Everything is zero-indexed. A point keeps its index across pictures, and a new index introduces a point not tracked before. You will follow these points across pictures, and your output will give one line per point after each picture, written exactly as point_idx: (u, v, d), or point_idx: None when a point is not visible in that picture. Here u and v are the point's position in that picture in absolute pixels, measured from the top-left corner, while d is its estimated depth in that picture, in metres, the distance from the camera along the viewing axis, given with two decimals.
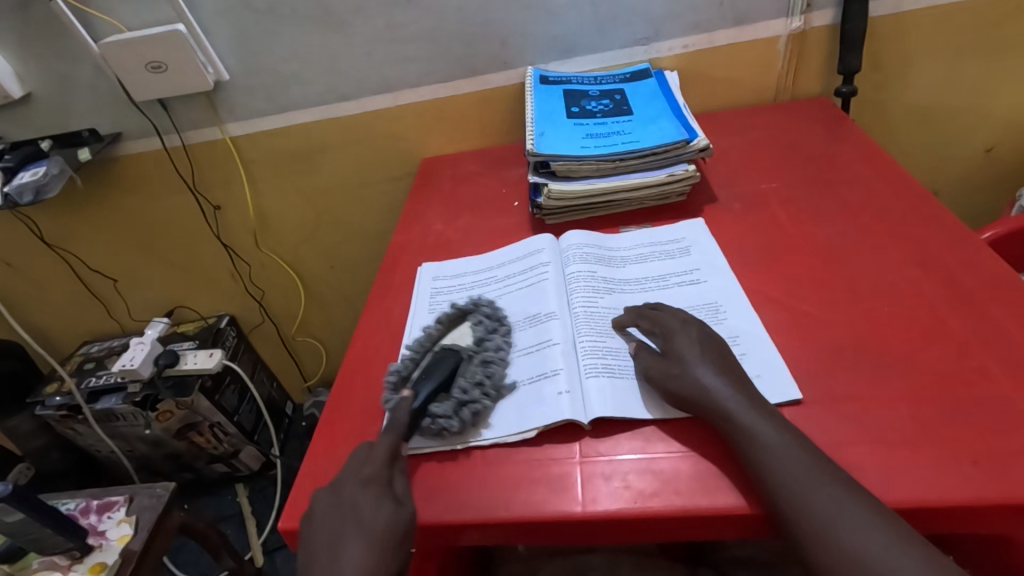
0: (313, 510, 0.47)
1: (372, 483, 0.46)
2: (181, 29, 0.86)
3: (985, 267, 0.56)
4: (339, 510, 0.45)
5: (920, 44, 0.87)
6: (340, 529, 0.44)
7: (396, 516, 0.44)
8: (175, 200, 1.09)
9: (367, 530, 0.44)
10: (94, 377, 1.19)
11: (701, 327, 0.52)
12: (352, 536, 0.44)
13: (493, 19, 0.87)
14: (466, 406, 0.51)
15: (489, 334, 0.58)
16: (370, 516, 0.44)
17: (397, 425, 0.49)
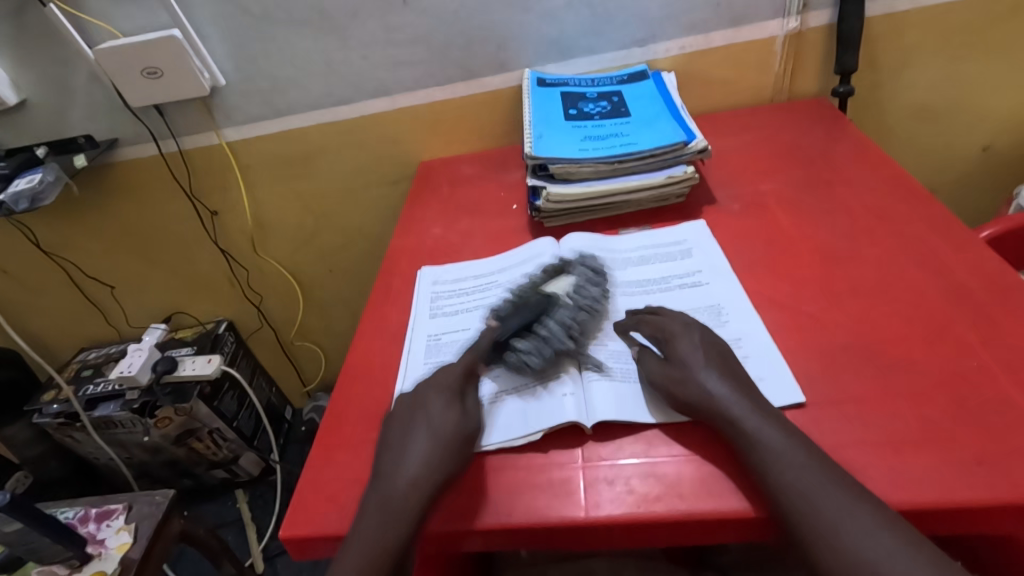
0: (400, 401, 0.52)
1: (451, 391, 0.51)
2: (176, 34, 0.85)
3: (986, 266, 0.56)
4: (417, 404, 0.50)
5: (916, 44, 0.87)
6: (410, 422, 0.49)
7: (463, 422, 0.49)
8: (172, 206, 1.09)
9: (435, 428, 0.48)
10: (91, 385, 1.18)
11: (703, 330, 0.52)
12: (420, 429, 0.48)
13: (489, 21, 0.87)
14: (548, 345, 0.55)
15: (589, 285, 0.61)
16: (437, 415, 0.49)
17: (479, 348, 0.54)
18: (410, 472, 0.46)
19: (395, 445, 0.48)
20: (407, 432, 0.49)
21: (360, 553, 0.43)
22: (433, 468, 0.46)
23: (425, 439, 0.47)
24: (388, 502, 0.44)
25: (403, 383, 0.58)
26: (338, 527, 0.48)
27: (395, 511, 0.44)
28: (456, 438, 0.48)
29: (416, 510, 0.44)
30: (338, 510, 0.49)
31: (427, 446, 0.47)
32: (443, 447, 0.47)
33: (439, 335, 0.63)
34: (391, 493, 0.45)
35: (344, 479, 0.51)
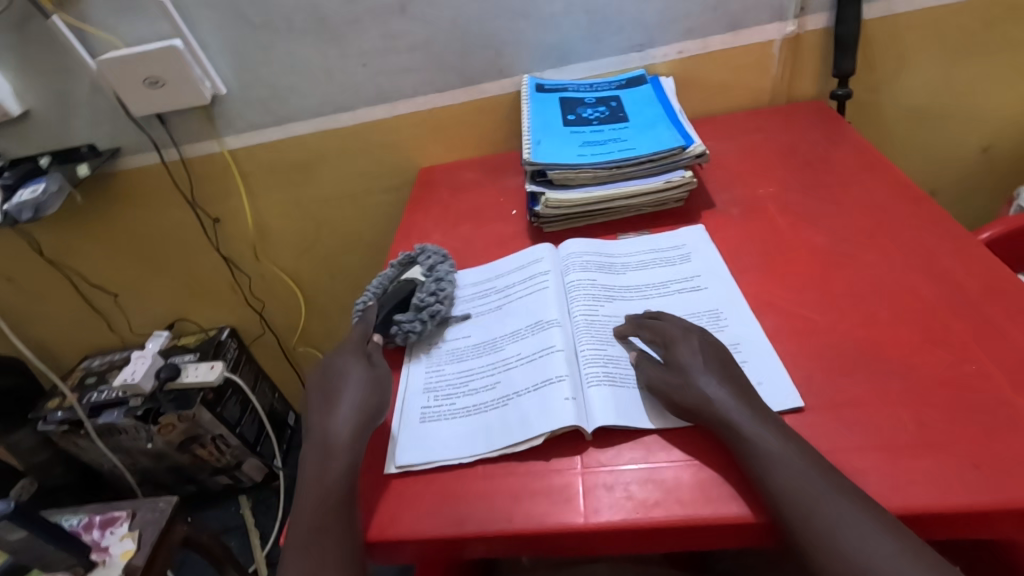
0: (319, 376, 0.58)
1: (358, 355, 0.58)
2: (177, 44, 0.86)
3: (984, 269, 0.56)
4: (331, 374, 0.57)
5: (914, 46, 0.87)
6: (333, 387, 0.56)
7: (373, 373, 0.56)
8: (174, 213, 1.10)
9: (354, 383, 0.55)
10: (95, 392, 1.19)
11: (703, 335, 0.53)
12: (343, 388, 0.55)
13: (488, 28, 0.87)
14: (423, 314, 0.63)
15: (434, 266, 0.69)
16: (352, 375, 0.56)
17: (363, 328, 0.61)
18: (346, 419, 0.52)
19: (321, 412, 0.54)
20: (327, 398, 0.55)
21: (315, 496, 0.48)
22: (364, 407, 0.53)
23: (353, 393, 0.54)
24: (325, 448, 0.51)
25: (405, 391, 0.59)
26: None
27: (330, 456, 0.50)
28: (375, 384, 0.55)
29: (350, 443, 0.51)
30: None
31: (355, 395, 0.54)
32: (363, 392, 0.54)
33: (439, 344, 0.63)
34: (331, 441, 0.51)
35: None
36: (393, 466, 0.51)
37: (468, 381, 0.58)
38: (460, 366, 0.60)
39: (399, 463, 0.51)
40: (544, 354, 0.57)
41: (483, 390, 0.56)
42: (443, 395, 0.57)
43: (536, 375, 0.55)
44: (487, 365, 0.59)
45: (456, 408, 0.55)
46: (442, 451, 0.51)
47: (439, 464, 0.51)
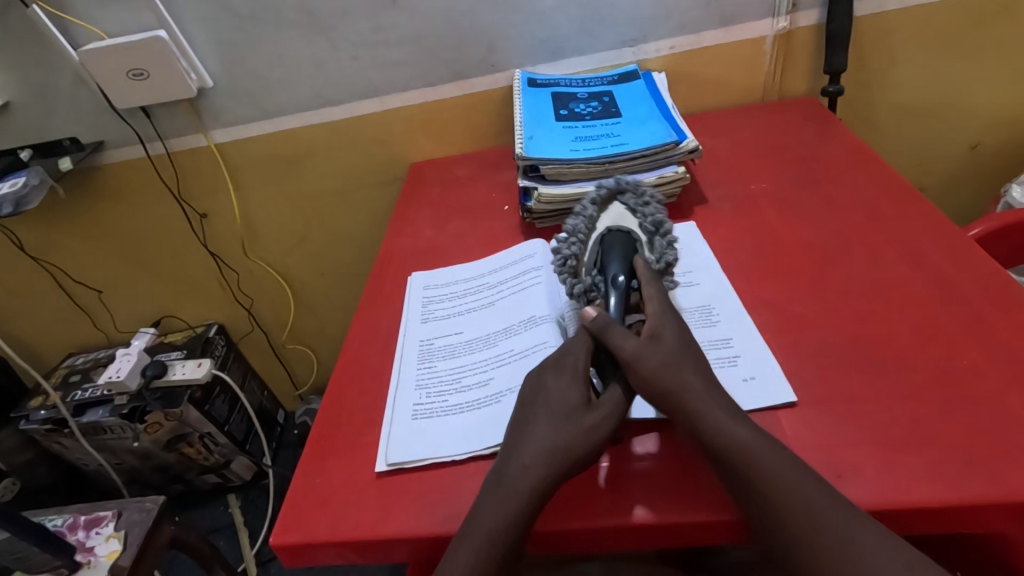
0: (526, 395, 0.49)
1: (577, 373, 0.48)
2: (162, 36, 0.84)
3: (974, 265, 0.56)
4: (540, 391, 0.48)
5: (904, 43, 0.88)
6: (534, 407, 0.47)
7: (584, 405, 0.46)
8: (160, 208, 1.08)
9: (559, 405, 0.46)
10: (80, 391, 1.17)
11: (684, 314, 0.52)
12: (542, 416, 0.46)
13: (479, 22, 0.86)
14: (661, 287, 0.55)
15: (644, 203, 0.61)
16: (564, 393, 0.47)
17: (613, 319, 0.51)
18: (533, 455, 0.44)
19: (514, 436, 0.47)
20: (526, 419, 0.47)
21: (477, 531, 0.42)
22: (570, 447, 0.44)
23: (550, 424, 0.45)
24: (505, 479, 0.44)
25: (397, 388, 0.58)
26: (329, 534, 0.47)
27: (512, 487, 0.43)
28: (596, 415, 0.45)
29: (528, 492, 0.43)
30: (330, 516, 0.48)
31: (554, 425, 0.45)
32: (574, 425, 0.45)
33: (431, 340, 0.63)
34: (506, 474, 0.44)
35: (335, 485, 0.51)
36: (386, 464, 0.51)
37: (461, 377, 0.57)
38: (453, 363, 0.59)
39: (392, 460, 0.51)
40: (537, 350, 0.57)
41: (475, 386, 0.56)
42: (435, 391, 0.57)
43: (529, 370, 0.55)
44: (480, 361, 0.58)
45: (449, 405, 0.55)
46: (435, 448, 0.51)
47: (431, 461, 0.50)
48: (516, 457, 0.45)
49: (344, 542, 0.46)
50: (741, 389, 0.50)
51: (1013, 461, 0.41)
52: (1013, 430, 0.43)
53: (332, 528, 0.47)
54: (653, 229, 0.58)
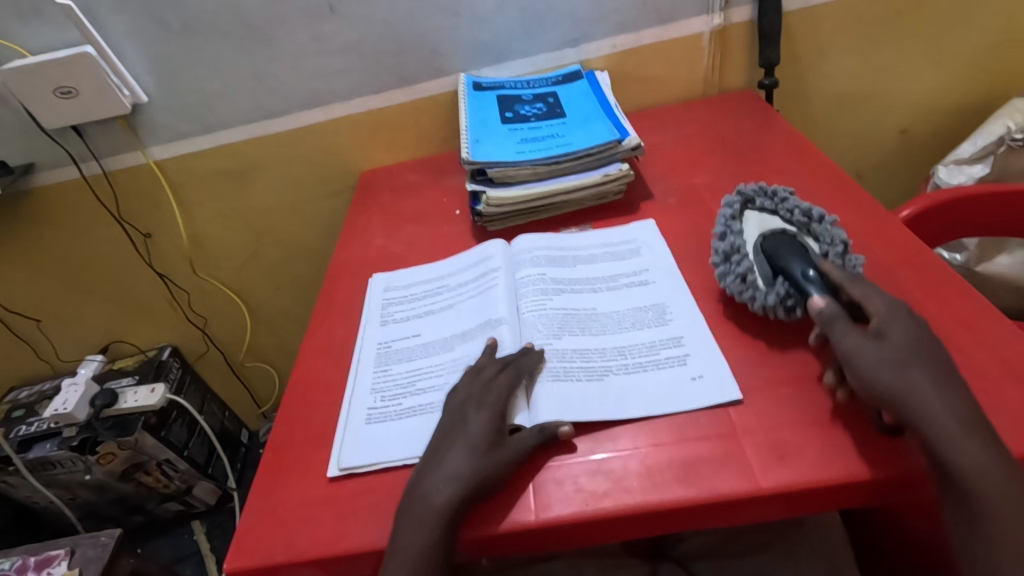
0: (442, 417, 0.51)
1: (485, 403, 0.50)
2: (89, 52, 0.81)
3: (901, 245, 0.59)
4: (454, 423, 0.49)
5: (832, 35, 0.92)
6: (447, 439, 0.49)
7: (491, 429, 0.48)
8: (100, 230, 1.04)
9: (473, 437, 0.48)
10: (24, 426, 1.12)
11: (782, 242, 0.56)
12: (456, 441, 0.48)
13: (421, 27, 0.86)
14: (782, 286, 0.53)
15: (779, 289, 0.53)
16: (478, 430, 0.48)
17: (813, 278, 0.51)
18: (442, 482, 0.46)
19: (428, 457, 0.48)
20: (439, 446, 0.48)
21: (393, 557, 0.43)
22: (482, 478, 0.45)
23: (463, 451, 0.47)
24: (419, 504, 0.45)
25: (353, 392, 0.58)
26: (285, 556, 0.46)
27: (424, 513, 0.44)
28: (506, 453, 0.47)
29: (443, 514, 0.44)
30: (286, 537, 0.47)
31: (465, 458, 0.47)
32: (481, 461, 0.46)
33: (390, 342, 0.63)
34: (420, 500, 0.45)
35: (291, 505, 0.50)
36: (337, 469, 0.51)
37: (416, 380, 0.57)
38: (409, 366, 0.59)
39: (344, 465, 0.51)
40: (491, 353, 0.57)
41: (429, 389, 0.56)
42: (390, 395, 0.57)
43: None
44: (435, 364, 0.58)
45: (404, 410, 0.55)
46: (389, 453, 0.51)
47: (383, 465, 0.50)
48: (431, 481, 0.46)
49: (302, 560, 0.45)
50: (689, 382, 0.51)
51: None
52: None
53: (288, 550, 0.46)
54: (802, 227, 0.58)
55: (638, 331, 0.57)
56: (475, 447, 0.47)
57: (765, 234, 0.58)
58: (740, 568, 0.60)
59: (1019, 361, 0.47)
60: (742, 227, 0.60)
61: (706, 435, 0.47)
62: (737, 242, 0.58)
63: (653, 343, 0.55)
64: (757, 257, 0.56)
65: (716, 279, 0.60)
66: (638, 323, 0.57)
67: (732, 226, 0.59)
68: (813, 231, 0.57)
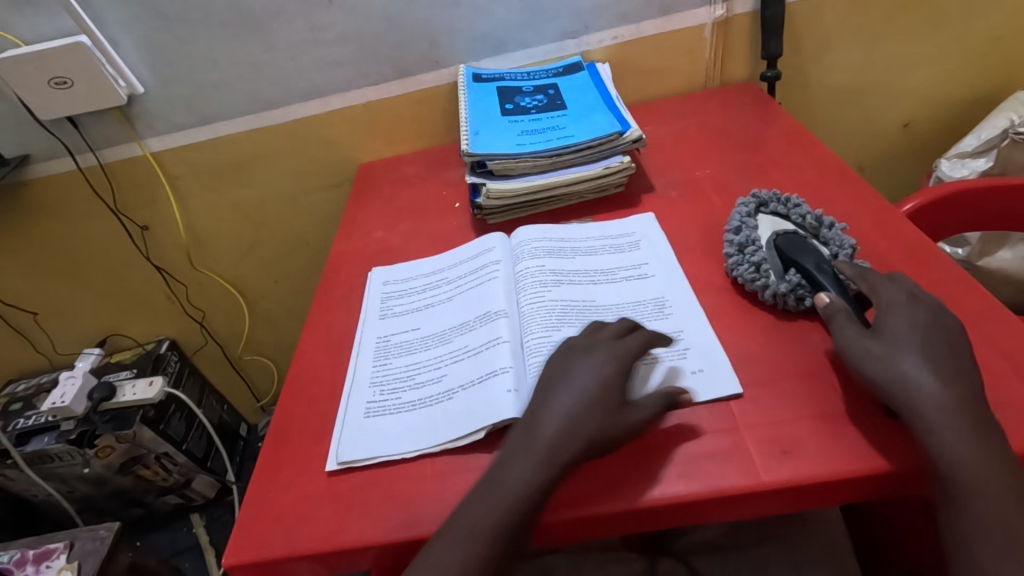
0: (550, 365, 0.50)
1: (614, 359, 0.49)
2: (84, 41, 0.80)
3: (904, 239, 0.59)
4: (572, 375, 0.48)
5: (836, 27, 0.91)
6: (570, 381, 0.48)
7: (619, 385, 0.47)
8: (96, 222, 1.03)
9: (597, 391, 0.47)
10: (21, 419, 1.11)
11: (794, 239, 0.56)
12: (575, 392, 0.47)
13: (420, 17, 0.85)
14: (794, 279, 0.53)
15: (791, 281, 0.53)
16: (607, 377, 0.48)
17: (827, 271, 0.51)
18: (555, 421, 0.45)
19: (537, 405, 0.47)
20: (563, 385, 0.48)
21: (491, 502, 0.43)
22: (604, 435, 0.45)
23: (585, 404, 0.46)
24: (532, 440, 0.45)
25: (351, 386, 0.58)
26: (284, 550, 0.46)
27: (532, 448, 0.45)
28: (633, 413, 0.46)
29: (560, 466, 0.44)
30: (285, 531, 0.47)
31: (590, 411, 0.46)
32: (607, 417, 0.45)
33: (389, 336, 0.62)
34: (534, 434, 0.45)
35: (290, 499, 0.49)
36: (336, 462, 0.51)
37: (415, 374, 0.57)
38: (408, 360, 0.59)
39: (342, 459, 0.51)
40: (490, 346, 0.56)
41: (429, 383, 0.56)
42: (389, 389, 0.56)
43: (490, 369, 0.54)
44: (434, 358, 0.58)
45: (402, 403, 0.54)
46: (386, 446, 0.51)
47: (382, 459, 0.50)
48: (549, 428, 0.45)
49: (300, 555, 0.45)
50: (687, 378, 0.50)
51: None
52: None
53: (286, 545, 0.46)
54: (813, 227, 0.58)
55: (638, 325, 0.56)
56: (601, 401, 0.46)
57: (779, 231, 0.58)
58: (739, 563, 0.60)
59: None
60: (756, 223, 0.60)
61: (707, 429, 0.47)
62: (752, 235, 0.58)
63: None
64: (771, 250, 0.57)
65: (725, 272, 0.60)
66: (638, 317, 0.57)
67: (746, 223, 0.60)
68: (821, 237, 0.57)
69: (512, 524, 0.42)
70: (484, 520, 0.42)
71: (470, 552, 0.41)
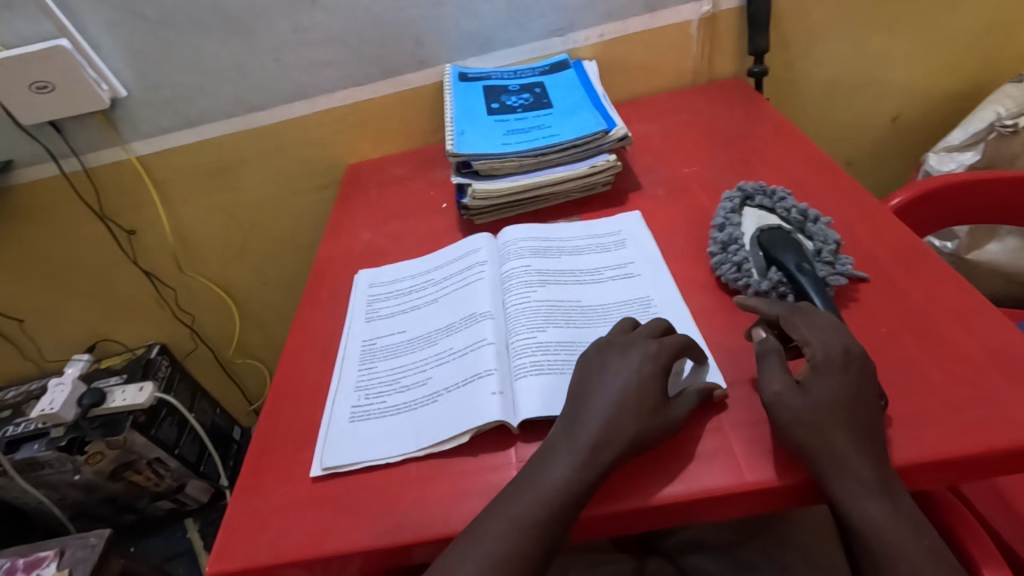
0: (585, 366, 0.50)
1: (653, 360, 0.48)
2: (64, 45, 0.79)
3: (889, 235, 0.59)
4: (610, 378, 0.48)
5: (822, 22, 0.90)
6: (610, 378, 0.48)
7: (657, 385, 0.47)
8: (82, 227, 1.02)
9: (634, 392, 0.46)
10: (10, 427, 1.10)
11: (775, 235, 0.56)
12: (612, 394, 0.47)
13: (405, 17, 0.85)
14: (774, 278, 0.53)
15: (770, 279, 0.54)
16: (646, 374, 0.47)
17: (806, 271, 0.52)
18: (596, 425, 0.45)
19: (575, 408, 0.47)
20: (603, 383, 0.48)
21: (526, 503, 0.43)
22: (642, 437, 0.44)
23: (621, 407, 0.46)
24: (574, 437, 0.45)
25: (336, 390, 0.57)
26: (267, 558, 0.45)
27: (575, 445, 0.44)
28: (669, 415, 0.45)
29: (597, 468, 0.43)
30: (269, 538, 0.47)
31: (627, 414, 0.45)
32: (645, 420, 0.45)
33: (374, 339, 0.62)
34: (576, 431, 0.45)
35: (274, 506, 0.49)
36: (320, 468, 0.50)
37: (401, 378, 0.57)
38: (394, 363, 0.58)
39: (326, 464, 0.50)
40: (475, 347, 0.56)
41: (414, 386, 0.55)
42: (374, 393, 0.56)
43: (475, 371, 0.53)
44: (420, 361, 0.58)
45: (387, 407, 0.54)
46: (370, 451, 0.50)
47: (365, 464, 0.50)
48: (585, 433, 0.45)
49: (283, 563, 0.45)
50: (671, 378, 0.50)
51: (928, 419, 0.43)
52: (928, 389, 0.45)
53: (270, 552, 0.46)
54: (797, 223, 0.58)
55: None
56: (638, 403, 0.46)
57: (762, 227, 0.58)
58: (728, 561, 0.60)
59: (1006, 350, 0.46)
60: (740, 219, 0.60)
61: (693, 429, 0.46)
62: (735, 233, 0.58)
63: None
64: (753, 247, 0.57)
65: (711, 269, 0.60)
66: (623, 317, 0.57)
67: (731, 219, 0.60)
68: (807, 231, 0.57)
69: (558, 519, 0.42)
70: (528, 514, 0.42)
71: (516, 546, 0.41)
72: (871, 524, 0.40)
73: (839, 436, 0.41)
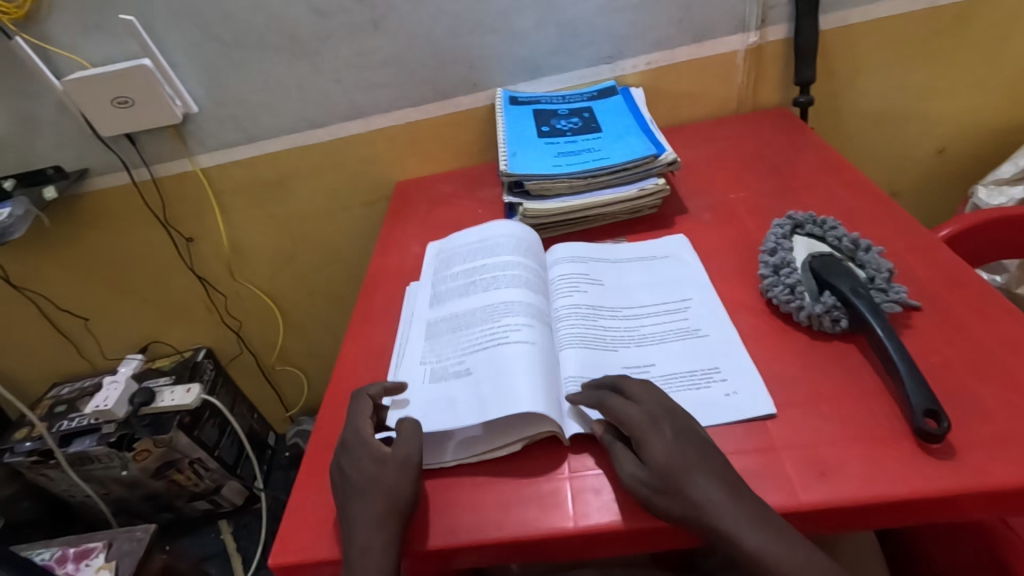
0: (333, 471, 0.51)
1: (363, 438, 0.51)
2: (146, 64, 0.86)
3: (943, 265, 0.59)
4: (350, 465, 0.50)
5: (869, 54, 0.92)
6: (349, 469, 0.50)
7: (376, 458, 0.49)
8: (145, 234, 1.08)
9: (371, 465, 0.49)
10: (66, 421, 1.15)
11: (827, 261, 0.57)
12: (358, 476, 0.49)
13: (461, 43, 0.89)
14: (825, 302, 0.54)
15: (822, 304, 0.54)
16: (366, 451, 0.50)
17: (859, 295, 0.52)
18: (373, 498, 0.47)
19: (351, 497, 0.48)
20: (350, 476, 0.49)
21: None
22: (397, 494, 0.47)
23: (375, 478, 0.48)
24: (359, 518, 0.46)
25: None
26: (327, 553, 0.47)
27: (369, 535, 0.45)
28: (400, 467, 0.48)
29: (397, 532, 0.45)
30: (328, 535, 0.49)
31: (376, 481, 0.48)
32: (384, 480, 0.48)
33: None
34: (359, 514, 0.47)
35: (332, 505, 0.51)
36: None
37: None
38: None
39: None
40: None
41: None
42: None
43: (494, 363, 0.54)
44: None
45: None
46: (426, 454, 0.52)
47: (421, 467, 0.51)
48: (366, 509, 0.46)
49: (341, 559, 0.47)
50: (719, 402, 0.51)
51: (985, 450, 0.43)
52: (987, 420, 0.45)
53: (330, 547, 0.48)
54: (848, 250, 0.59)
55: (674, 344, 0.57)
56: (367, 478, 0.48)
57: (813, 254, 0.59)
58: None
59: None
60: (791, 245, 0.61)
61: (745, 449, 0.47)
62: (787, 257, 0.59)
63: (685, 359, 0.55)
64: (805, 272, 0.58)
65: (761, 293, 0.60)
66: (672, 336, 0.58)
67: (781, 244, 0.61)
68: (858, 259, 0.58)
69: None
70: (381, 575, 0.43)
71: None
72: (760, 552, 0.40)
73: (696, 477, 0.43)
